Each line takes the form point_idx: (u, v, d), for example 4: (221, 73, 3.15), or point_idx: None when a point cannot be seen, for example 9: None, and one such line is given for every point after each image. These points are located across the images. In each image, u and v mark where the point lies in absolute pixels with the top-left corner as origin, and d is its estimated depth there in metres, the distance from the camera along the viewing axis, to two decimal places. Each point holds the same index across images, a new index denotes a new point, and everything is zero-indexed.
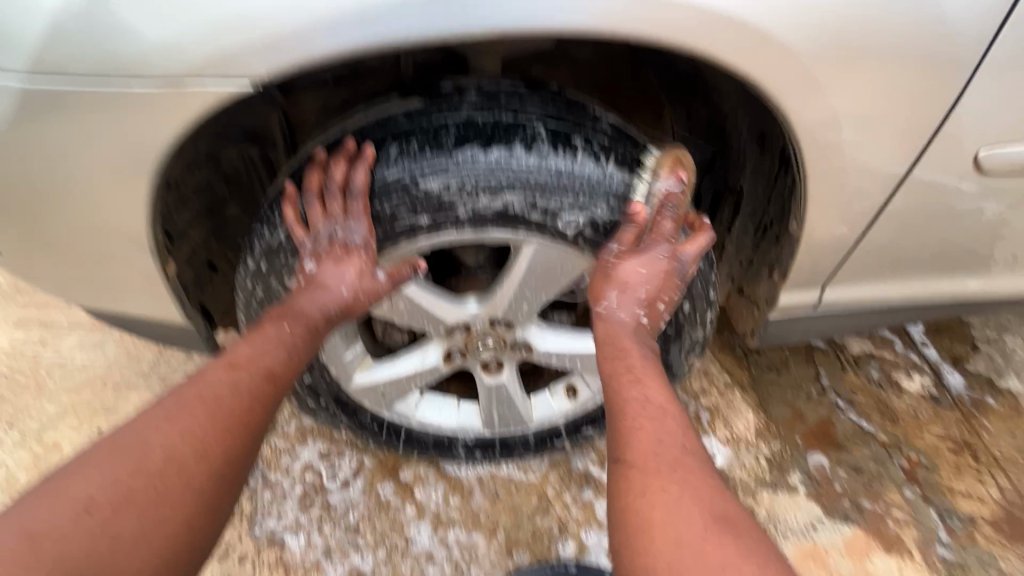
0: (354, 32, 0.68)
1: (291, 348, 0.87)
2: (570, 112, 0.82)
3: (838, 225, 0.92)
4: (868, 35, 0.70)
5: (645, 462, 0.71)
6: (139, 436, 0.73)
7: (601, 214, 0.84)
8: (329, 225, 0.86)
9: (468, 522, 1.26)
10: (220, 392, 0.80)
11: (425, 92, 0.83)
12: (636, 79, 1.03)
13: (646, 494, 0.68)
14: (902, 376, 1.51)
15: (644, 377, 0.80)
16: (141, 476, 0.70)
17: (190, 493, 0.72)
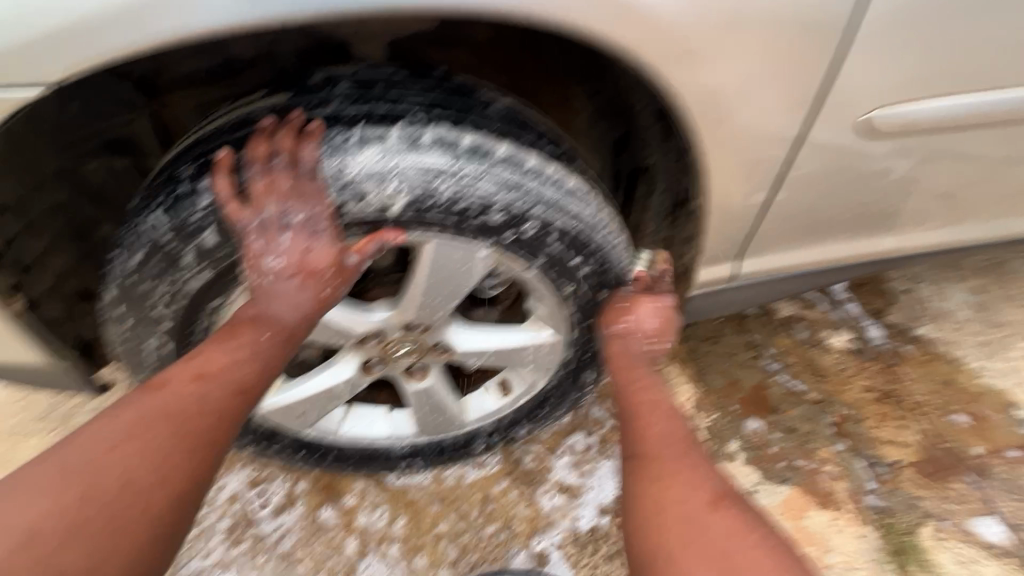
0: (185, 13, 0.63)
1: (266, 361, 0.74)
2: (455, 98, 0.75)
3: (742, 195, 0.91)
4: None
5: (666, 459, 0.77)
6: (76, 465, 0.63)
7: (506, 205, 0.76)
8: (252, 223, 0.69)
9: (411, 533, 1.21)
10: (178, 406, 0.68)
11: (292, 85, 0.73)
12: (535, 58, 0.98)
13: (652, 485, 0.75)
14: (828, 334, 1.56)
15: (652, 391, 0.84)
16: (90, 506, 0.62)
17: (143, 515, 0.63)
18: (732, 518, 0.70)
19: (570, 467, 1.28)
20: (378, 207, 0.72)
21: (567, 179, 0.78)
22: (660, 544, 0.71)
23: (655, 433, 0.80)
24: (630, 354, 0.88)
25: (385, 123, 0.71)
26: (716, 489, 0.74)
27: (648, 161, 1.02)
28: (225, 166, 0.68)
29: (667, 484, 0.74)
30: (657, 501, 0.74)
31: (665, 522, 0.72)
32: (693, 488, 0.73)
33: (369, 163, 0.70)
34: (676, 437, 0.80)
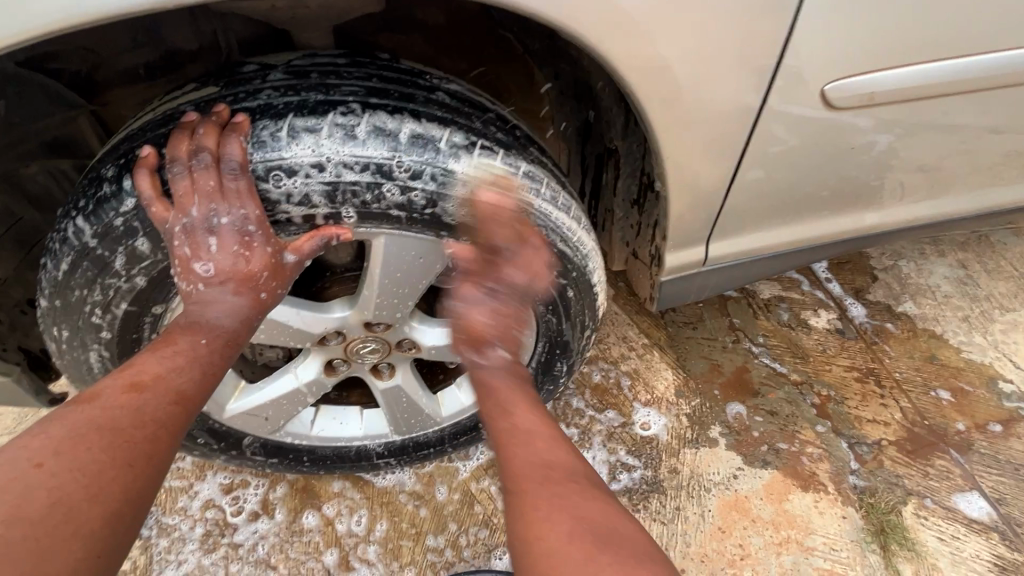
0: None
1: (208, 367, 0.69)
2: (395, 85, 0.71)
3: (705, 176, 0.88)
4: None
5: (529, 484, 0.68)
6: (1, 483, 0.53)
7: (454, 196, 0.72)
8: (179, 228, 0.66)
9: (388, 534, 1.18)
10: (118, 416, 0.61)
11: (222, 77, 0.70)
12: (493, 41, 0.95)
13: (525, 518, 0.65)
14: (810, 315, 1.54)
15: (521, 405, 0.78)
16: (19, 526, 0.51)
17: (82, 541, 0.54)
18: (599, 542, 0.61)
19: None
20: (316, 202, 0.68)
21: (516, 165, 0.75)
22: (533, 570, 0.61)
23: (524, 445, 0.72)
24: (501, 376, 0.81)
25: (318, 112, 0.67)
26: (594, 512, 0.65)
27: (614, 144, 0.98)
28: (150, 165, 0.65)
29: (543, 523, 0.64)
30: (523, 530, 0.65)
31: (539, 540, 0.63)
32: (559, 507, 0.65)
33: (301, 156, 0.66)
34: (546, 453, 0.71)
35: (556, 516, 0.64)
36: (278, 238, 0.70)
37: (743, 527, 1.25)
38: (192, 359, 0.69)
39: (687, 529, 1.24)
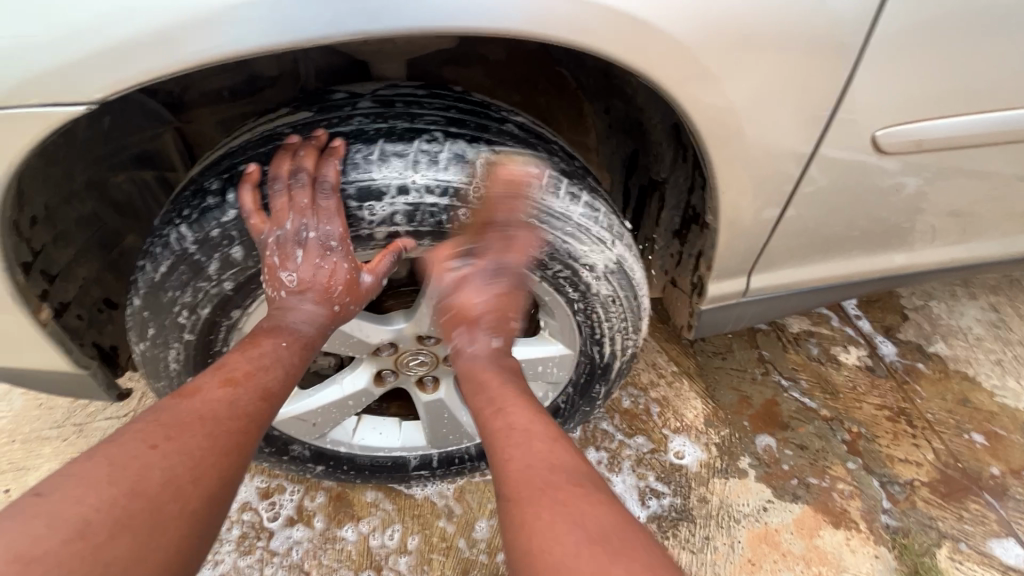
0: (237, 29, 0.60)
1: (290, 367, 0.75)
2: (471, 116, 0.77)
3: (753, 213, 0.93)
4: (765, 14, 0.70)
5: (527, 491, 0.66)
6: (122, 462, 0.60)
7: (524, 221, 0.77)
8: (276, 239, 0.73)
9: (419, 546, 1.20)
10: (217, 408, 0.67)
11: (315, 103, 0.76)
12: (549, 78, 1.01)
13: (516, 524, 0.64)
14: (839, 351, 1.55)
15: (516, 405, 0.79)
16: (136, 501, 0.58)
17: (186, 518, 0.59)
18: (593, 544, 0.59)
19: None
20: (398, 222, 0.74)
21: (578, 195, 0.80)
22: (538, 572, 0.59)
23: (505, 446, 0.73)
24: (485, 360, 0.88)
25: (406, 138, 0.73)
26: (602, 520, 0.62)
27: (661, 177, 1.03)
28: (254, 181, 0.72)
29: (538, 517, 0.63)
30: (515, 525, 0.64)
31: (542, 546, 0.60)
32: (546, 518, 0.62)
33: (388, 178, 0.71)
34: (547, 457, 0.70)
35: (555, 520, 0.62)
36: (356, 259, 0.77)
37: (774, 561, 1.24)
38: (282, 360, 0.75)
39: (716, 560, 1.24)
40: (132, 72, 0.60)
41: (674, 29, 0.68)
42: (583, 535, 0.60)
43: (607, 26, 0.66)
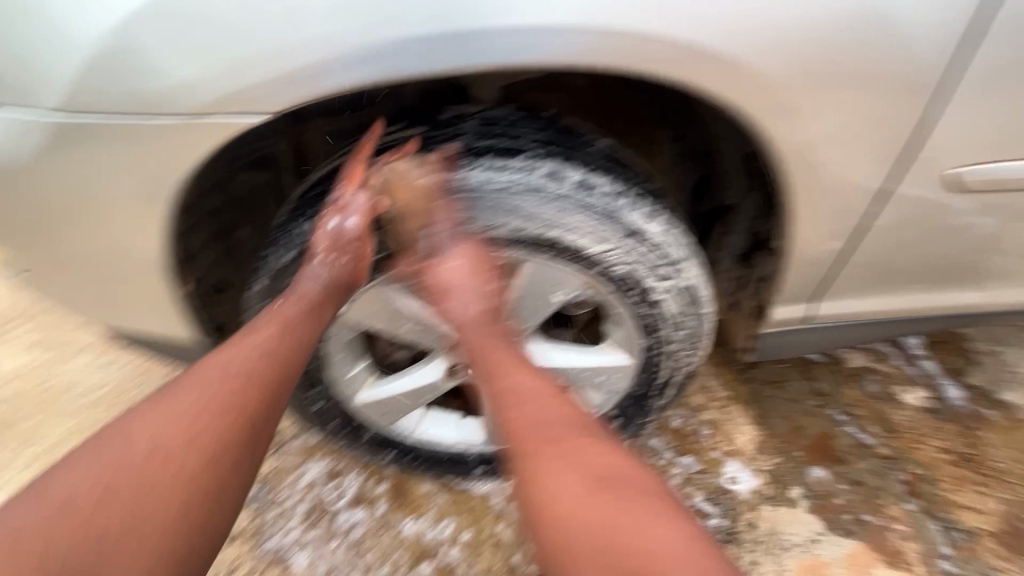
0: (394, 59, 0.68)
1: (290, 326, 0.85)
2: (564, 137, 0.86)
3: (823, 242, 0.96)
4: (854, 58, 0.75)
5: (531, 445, 0.78)
6: (109, 437, 0.71)
7: (607, 234, 0.86)
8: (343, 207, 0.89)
9: (471, 538, 1.27)
10: (209, 373, 0.78)
11: (426, 120, 0.86)
12: (628, 104, 1.06)
13: (536, 476, 0.76)
14: (901, 390, 1.52)
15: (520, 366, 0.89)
16: (120, 474, 0.69)
17: (177, 479, 0.70)
18: (602, 487, 0.73)
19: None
20: (497, 226, 0.86)
21: (656, 212, 0.88)
22: (559, 525, 0.71)
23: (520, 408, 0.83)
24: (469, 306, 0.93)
25: (511, 155, 0.85)
26: (612, 465, 0.76)
27: (730, 202, 1.08)
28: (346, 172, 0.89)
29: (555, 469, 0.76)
30: (532, 484, 0.76)
31: (551, 501, 0.74)
32: (555, 475, 0.75)
33: (492, 190, 0.85)
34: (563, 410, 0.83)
35: (563, 475, 0.75)
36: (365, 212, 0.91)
37: None
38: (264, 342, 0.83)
39: None
40: (302, 93, 0.69)
41: (760, 69, 0.74)
42: (589, 479, 0.74)
43: (699, 64, 0.73)
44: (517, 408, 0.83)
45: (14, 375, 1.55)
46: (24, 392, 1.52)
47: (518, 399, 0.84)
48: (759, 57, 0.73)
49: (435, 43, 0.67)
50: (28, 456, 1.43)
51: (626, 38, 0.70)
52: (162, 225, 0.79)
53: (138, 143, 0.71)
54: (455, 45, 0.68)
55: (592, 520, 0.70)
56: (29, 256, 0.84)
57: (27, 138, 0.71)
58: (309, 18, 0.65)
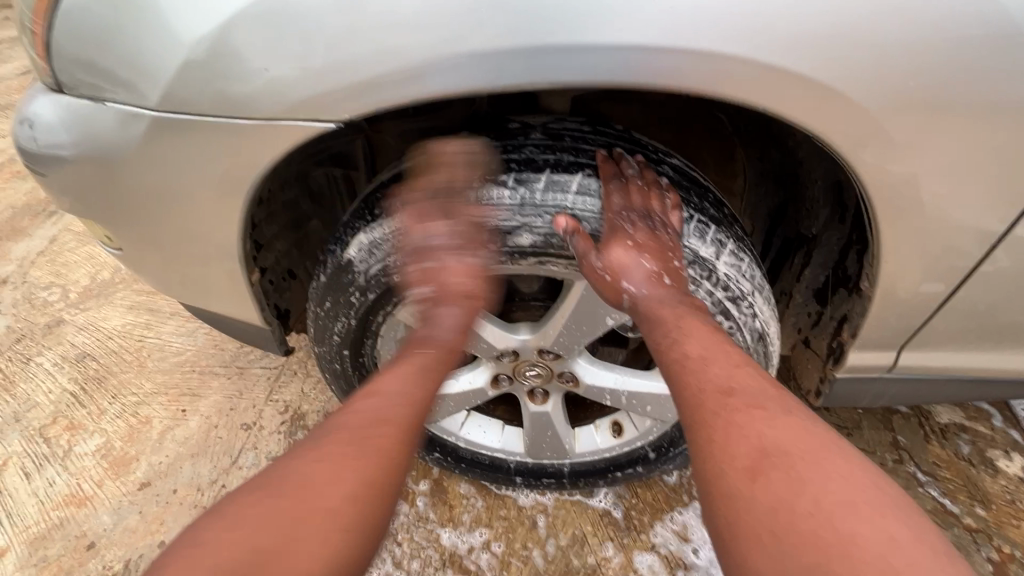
0: (461, 72, 0.68)
1: (426, 370, 0.86)
2: (630, 155, 0.84)
3: (918, 286, 0.86)
4: (967, 88, 0.67)
5: (726, 398, 0.70)
6: (269, 485, 0.69)
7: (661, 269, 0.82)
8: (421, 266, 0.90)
9: (503, 547, 1.25)
10: (360, 415, 0.78)
11: (493, 130, 0.85)
12: (708, 120, 0.99)
13: (708, 433, 0.68)
14: (998, 456, 1.34)
15: (697, 329, 0.77)
16: (285, 515, 0.66)
17: (338, 525, 0.68)
18: (777, 475, 0.62)
19: (671, 535, 1.25)
20: (543, 241, 0.81)
21: (724, 242, 0.83)
22: (729, 493, 0.64)
23: (689, 366, 0.74)
24: (670, 298, 0.81)
25: (570, 170, 0.80)
26: (798, 443, 0.65)
27: (812, 232, 0.99)
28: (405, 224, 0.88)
29: (709, 435, 0.68)
30: (701, 439, 0.69)
31: (723, 455, 0.66)
32: (731, 428, 0.67)
33: (539, 205, 0.79)
34: (722, 381, 0.72)
35: (734, 432, 0.67)
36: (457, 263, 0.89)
37: None
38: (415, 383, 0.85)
39: None
40: (372, 103, 0.71)
41: (860, 96, 0.67)
42: (757, 468, 0.63)
43: (785, 88, 0.67)
44: (683, 368, 0.74)
45: (113, 332, 1.71)
46: (119, 350, 1.67)
47: (681, 363, 0.75)
48: (859, 83, 0.66)
49: (505, 57, 0.67)
50: (116, 409, 1.55)
51: (709, 59, 0.66)
52: (239, 216, 0.85)
53: (225, 139, 0.76)
54: (523, 60, 0.67)
55: (770, 493, 0.61)
56: (124, 232, 0.92)
57: (130, 128, 0.78)
58: (388, 29, 0.66)
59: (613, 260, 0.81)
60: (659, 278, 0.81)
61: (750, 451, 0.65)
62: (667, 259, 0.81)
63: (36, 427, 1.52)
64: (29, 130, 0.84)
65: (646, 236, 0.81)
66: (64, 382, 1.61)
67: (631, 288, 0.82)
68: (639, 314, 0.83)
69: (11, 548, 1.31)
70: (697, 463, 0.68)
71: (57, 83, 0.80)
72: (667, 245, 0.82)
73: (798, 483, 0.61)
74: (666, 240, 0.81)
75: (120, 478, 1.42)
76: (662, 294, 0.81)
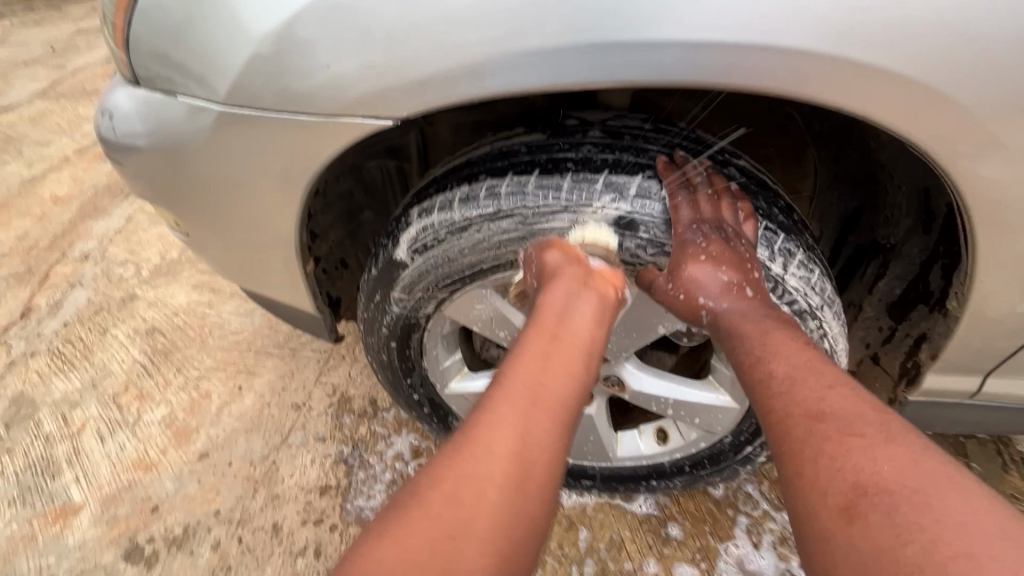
0: (522, 70, 0.66)
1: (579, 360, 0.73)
2: (693, 156, 0.80)
3: (1015, 307, 0.78)
4: None
5: (819, 424, 0.60)
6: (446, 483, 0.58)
7: (742, 280, 0.76)
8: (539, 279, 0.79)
9: (539, 544, 1.25)
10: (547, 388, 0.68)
11: (549, 127, 0.83)
12: (777, 118, 0.93)
13: (796, 464, 0.59)
14: None
15: (784, 346, 0.69)
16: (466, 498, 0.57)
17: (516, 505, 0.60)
18: (878, 519, 0.50)
19: (734, 569, 1.19)
20: (598, 245, 0.78)
21: (793, 252, 0.77)
22: (825, 539, 0.53)
23: (779, 392, 0.65)
24: (752, 311, 0.75)
25: (630, 171, 0.77)
26: (904, 477, 0.52)
27: (890, 242, 0.92)
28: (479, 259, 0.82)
29: (798, 470, 0.58)
30: (791, 471, 0.59)
31: (813, 491, 0.56)
32: (824, 460, 0.57)
33: (597, 208, 0.76)
34: (813, 405, 0.62)
35: (824, 462, 0.57)
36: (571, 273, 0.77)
37: None
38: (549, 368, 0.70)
39: None
40: (431, 99, 0.70)
41: (962, 97, 0.61)
42: (853, 509, 0.52)
43: (874, 87, 0.61)
44: (768, 396, 0.66)
45: (179, 309, 1.82)
46: (184, 325, 1.78)
47: (763, 386, 0.68)
48: (959, 83, 0.60)
49: (568, 54, 0.64)
50: (180, 381, 1.65)
51: (791, 56, 0.61)
52: (297, 209, 0.87)
53: (286, 134, 0.78)
54: (586, 57, 0.64)
55: (871, 541, 0.49)
56: (192, 219, 0.96)
57: (200, 120, 0.80)
58: (448, 26, 0.65)
59: (689, 278, 0.76)
60: (740, 289, 0.76)
61: (842, 488, 0.54)
62: (746, 269, 0.76)
63: (110, 393, 1.63)
64: (109, 121, 0.89)
65: (721, 247, 0.75)
66: (135, 353, 1.72)
67: (711, 303, 0.77)
68: (721, 330, 0.76)
69: (86, 505, 1.42)
70: (788, 503, 0.59)
71: (135, 77, 0.84)
72: (744, 257, 0.76)
73: (905, 530, 0.49)
74: (742, 250, 0.76)
75: (182, 447, 1.51)
76: (745, 308, 0.75)
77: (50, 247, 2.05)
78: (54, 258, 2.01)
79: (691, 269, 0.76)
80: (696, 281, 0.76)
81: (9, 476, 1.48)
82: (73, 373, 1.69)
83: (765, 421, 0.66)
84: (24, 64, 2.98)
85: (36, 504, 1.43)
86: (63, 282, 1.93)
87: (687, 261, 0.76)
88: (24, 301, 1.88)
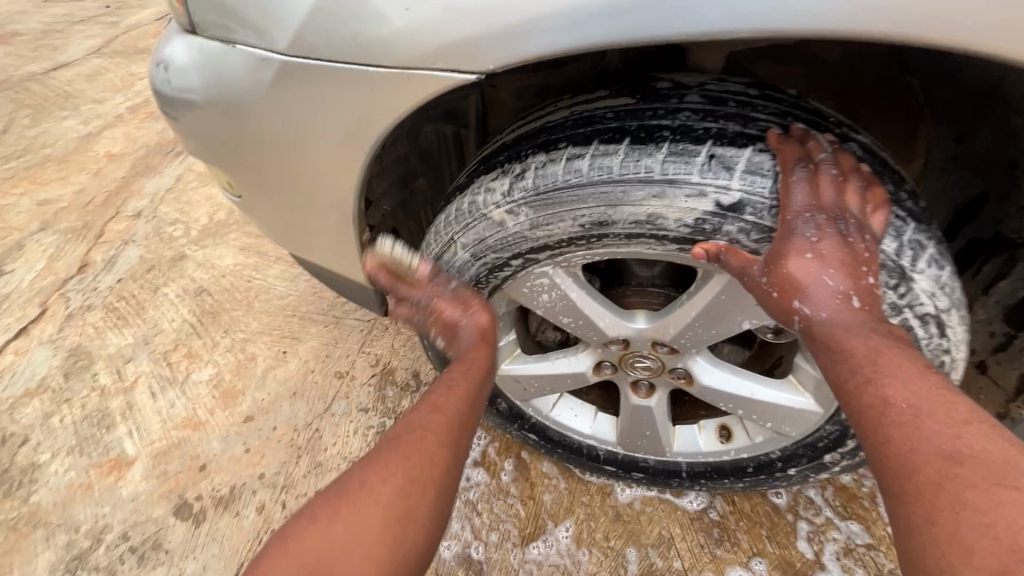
0: (626, 15, 0.58)
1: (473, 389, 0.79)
2: (809, 127, 0.71)
3: None
4: None
5: (958, 471, 0.50)
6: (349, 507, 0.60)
7: (851, 287, 0.65)
8: (822, 266, 0.65)
9: (583, 533, 1.20)
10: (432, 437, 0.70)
11: (639, 90, 0.74)
12: (890, 87, 0.82)
13: (928, 511, 0.50)
14: None
15: (901, 366, 0.59)
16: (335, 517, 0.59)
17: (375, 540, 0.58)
18: None
19: None
20: (693, 224, 0.69)
21: (924, 245, 0.68)
22: None
23: (903, 424, 0.55)
24: (860, 324, 0.64)
25: (738, 143, 0.68)
26: None
27: (1021, 237, 0.80)
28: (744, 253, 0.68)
29: (933, 518, 0.49)
30: (919, 519, 0.50)
31: (954, 550, 0.47)
32: (969, 516, 0.48)
33: (698, 182, 0.67)
34: (946, 442, 0.53)
35: (966, 515, 0.48)
36: (808, 256, 0.65)
37: None
38: (454, 396, 0.76)
39: None
40: (522, 51, 0.61)
41: None
42: (1009, 572, 0.43)
43: None
44: (884, 428, 0.56)
45: (226, 271, 1.82)
46: (232, 287, 1.78)
47: (875, 415, 0.57)
48: None
49: None
50: (227, 342, 1.66)
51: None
52: (359, 173, 0.81)
53: (354, 88, 0.71)
54: (719, 0, 0.56)
55: None
56: (245, 178, 0.91)
57: (259, 73, 0.75)
58: None
59: (789, 275, 0.65)
60: (848, 298, 0.64)
61: (994, 548, 0.45)
62: (859, 274, 0.65)
63: (161, 351, 1.66)
64: (163, 73, 0.84)
65: (833, 243, 0.65)
66: (184, 312, 1.74)
67: (808, 309, 0.65)
68: (816, 341, 0.65)
69: (139, 459, 1.46)
70: (910, 551, 0.50)
71: (191, 24, 0.80)
72: (858, 257, 0.65)
73: None
74: (860, 249, 0.65)
75: (228, 408, 1.53)
76: (849, 319, 0.64)
77: (104, 204, 2.08)
78: (107, 215, 2.04)
79: (789, 263, 0.65)
80: (792, 277, 0.65)
81: (68, 426, 1.53)
82: (126, 329, 1.72)
83: (877, 454, 0.56)
84: (80, 21, 3.01)
85: (93, 454, 1.48)
86: (117, 239, 1.96)
87: (784, 253, 0.66)
88: (81, 255, 1.92)
